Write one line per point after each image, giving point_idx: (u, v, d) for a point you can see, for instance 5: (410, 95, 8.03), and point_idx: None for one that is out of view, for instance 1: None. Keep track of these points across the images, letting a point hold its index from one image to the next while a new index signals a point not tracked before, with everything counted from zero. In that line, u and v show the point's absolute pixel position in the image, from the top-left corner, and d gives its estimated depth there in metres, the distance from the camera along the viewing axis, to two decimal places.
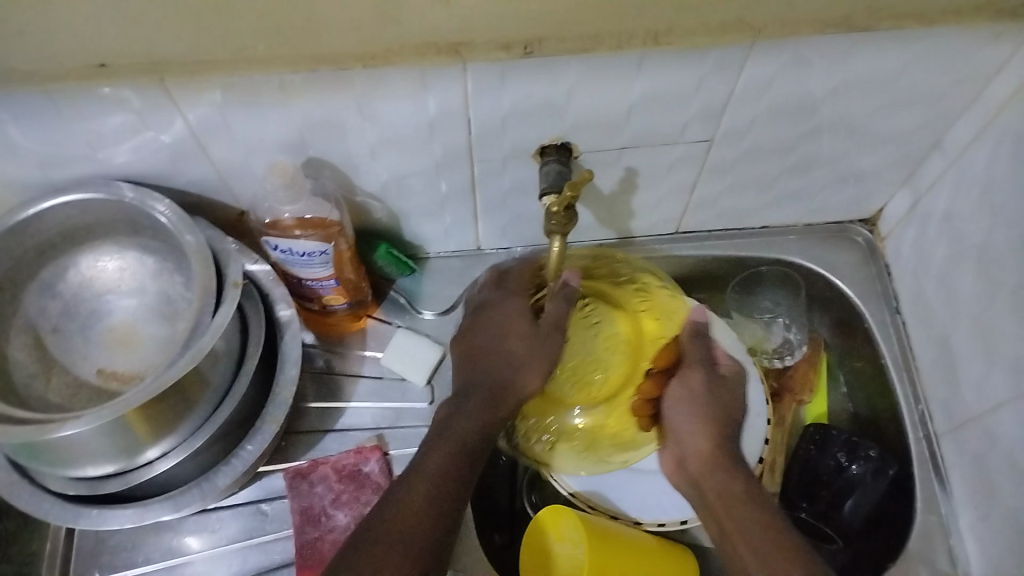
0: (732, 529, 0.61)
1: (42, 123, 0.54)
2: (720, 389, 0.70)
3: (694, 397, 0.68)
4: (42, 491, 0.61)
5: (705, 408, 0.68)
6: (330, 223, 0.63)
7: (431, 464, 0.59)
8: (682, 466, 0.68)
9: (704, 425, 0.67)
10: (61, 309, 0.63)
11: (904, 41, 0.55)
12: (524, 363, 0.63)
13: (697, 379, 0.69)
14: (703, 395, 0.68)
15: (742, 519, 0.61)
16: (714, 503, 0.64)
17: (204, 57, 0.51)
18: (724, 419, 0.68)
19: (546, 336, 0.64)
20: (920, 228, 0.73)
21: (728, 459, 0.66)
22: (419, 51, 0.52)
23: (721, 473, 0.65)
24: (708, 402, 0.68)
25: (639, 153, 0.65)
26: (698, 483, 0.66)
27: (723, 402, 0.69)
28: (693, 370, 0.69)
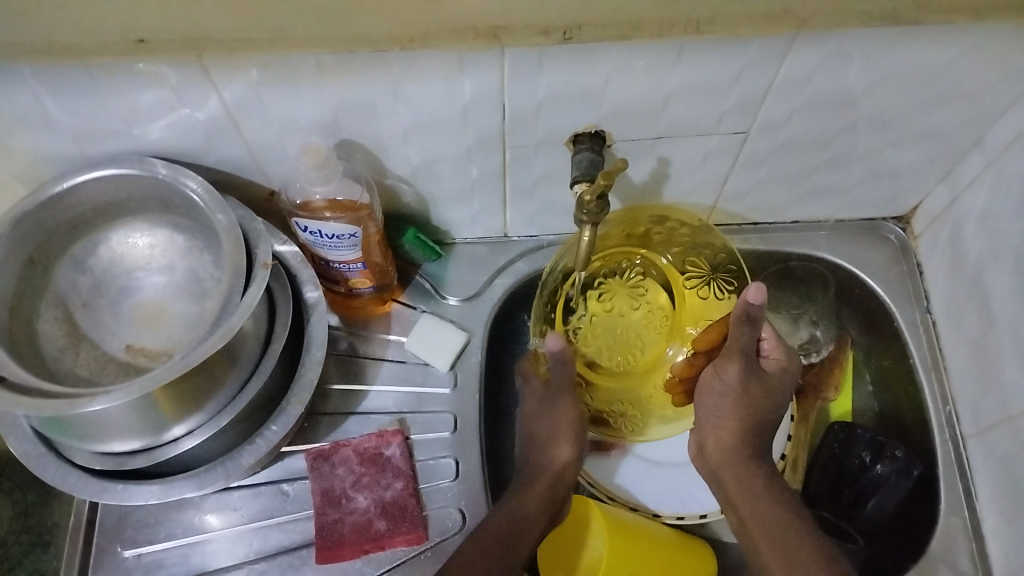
0: (755, 530, 0.64)
1: (79, 98, 0.54)
2: (755, 373, 0.66)
3: (723, 388, 0.67)
4: (68, 464, 0.62)
5: (733, 399, 0.67)
6: (359, 206, 0.63)
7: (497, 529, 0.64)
8: (704, 452, 0.70)
9: (727, 417, 0.67)
10: (91, 284, 0.63)
11: (952, 35, 0.54)
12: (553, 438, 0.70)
13: (732, 368, 0.65)
14: (735, 385, 0.66)
15: (763, 516, 0.64)
16: (734, 495, 0.67)
17: (242, 35, 0.51)
18: (751, 409, 0.67)
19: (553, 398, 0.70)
20: (956, 226, 0.71)
21: (750, 454, 0.68)
22: (456, 34, 0.52)
23: (744, 471, 0.67)
24: (738, 394, 0.67)
25: (673, 143, 0.64)
26: (717, 474, 0.68)
27: (757, 392, 0.67)
28: (730, 359, 0.65)
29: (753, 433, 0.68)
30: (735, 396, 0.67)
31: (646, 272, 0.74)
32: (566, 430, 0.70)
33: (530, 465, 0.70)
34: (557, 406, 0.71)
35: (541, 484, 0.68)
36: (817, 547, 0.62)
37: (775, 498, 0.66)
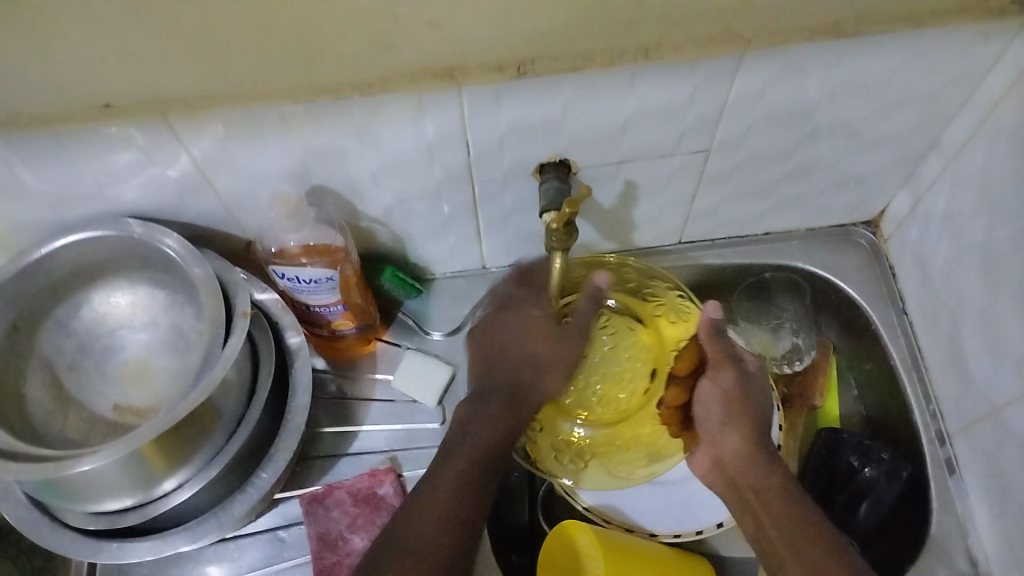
0: (765, 524, 0.64)
1: (51, 164, 0.55)
2: (749, 379, 0.71)
3: (729, 394, 0.71)
4: (62, 527, 0.62)
5: (735, 404, 0.70)
6: (335, 249, 0.64)
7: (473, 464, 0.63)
8: (717, 466, 0.70)
9: (734, 422, 0.70)
10: (75, 345, 0.64)
11: (894, 43, 0.56)
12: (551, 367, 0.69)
13: (721, 377, 0.71)
14: (734, 391, 0.71)
15: (781, 516, 0.64)
16: (751, 501, 0.66)
17: (204, 93, 0.52)
18: (755, 417, 0.70)
19: (571, 337, 0.69)
20: (923, 227, 0.73)
21: (765, 457, 0.68)
22: (414, 77, 0.53)
23: (758, 469, 0.67)
24: (740, 402, 0.70)
25: (637, 166, 0.65)
26: (733, 481, 0.68)
27: (753, 399, 0.71)
28: (721, 368, 0.71)
29: (763, 440, 0.70)
30: (738, 402, 0.70)
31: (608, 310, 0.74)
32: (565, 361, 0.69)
33: (517, 360, 0.68)
34: (546, 333, 0.69)
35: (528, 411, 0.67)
36: (825, 537, 0.61)
37: (790, 494, 0.65)
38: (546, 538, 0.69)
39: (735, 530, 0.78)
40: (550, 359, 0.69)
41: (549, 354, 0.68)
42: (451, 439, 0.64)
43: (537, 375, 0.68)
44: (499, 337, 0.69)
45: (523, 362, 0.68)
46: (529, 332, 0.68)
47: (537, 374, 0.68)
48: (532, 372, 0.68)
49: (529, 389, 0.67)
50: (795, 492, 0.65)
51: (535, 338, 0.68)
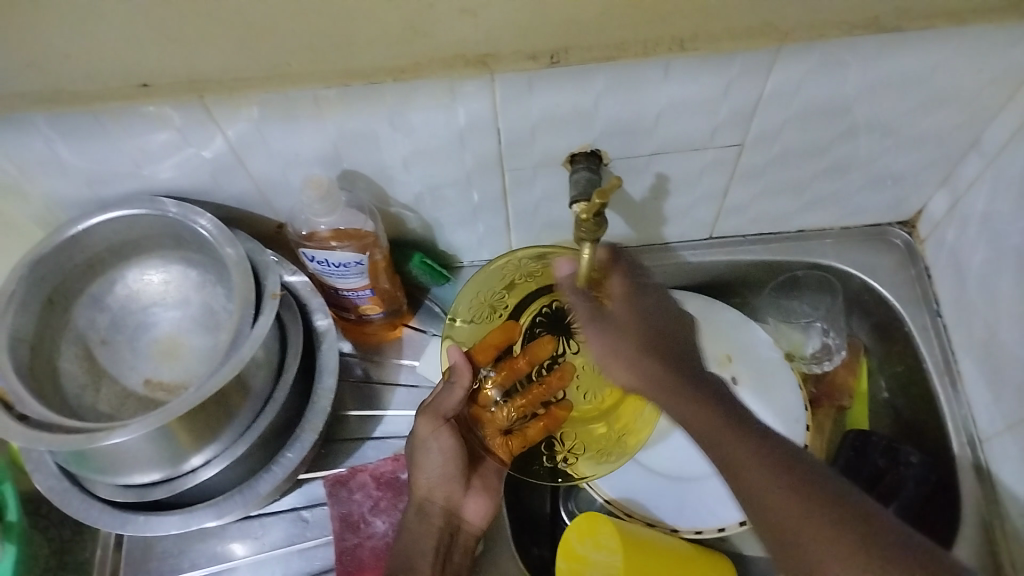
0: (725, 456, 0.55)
1: (89, 142, 0.56)
2: (626, 306, 0.63)
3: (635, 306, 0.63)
4: (91, 498, 0.63)
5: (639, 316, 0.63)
6: (364, 234, 0.64)
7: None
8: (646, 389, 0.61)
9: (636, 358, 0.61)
10: (109, 321, 0.65)
11: (936, 39, 0.54)
12: (437, 475, 0.66)
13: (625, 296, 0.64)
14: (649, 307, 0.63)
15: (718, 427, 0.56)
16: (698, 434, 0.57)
17: (241, 76, 0.53)
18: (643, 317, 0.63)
19: (438, 437, 0.65)
20: (960, 228, 0.71)
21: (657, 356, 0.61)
22: (448, 64, 0.53)
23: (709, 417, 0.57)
24: (630, 317, 0.63)
25: (670, 158, 0.64)
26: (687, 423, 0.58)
27: (643, 304, 0.64)
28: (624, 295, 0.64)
29: (649, 331, 0.62)
30: (622, 309, 0.63)
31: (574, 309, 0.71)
32: (450, 461, 0.66)
33: (417, 504, 0.66)
34: (439, 437, 0.65)
35: (434, 521, 0.66)
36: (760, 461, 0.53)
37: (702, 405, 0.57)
38: (566, 530, 0.68)
39: None
40: (444, 497, 0.66)
41: (437, 495, 0.66)
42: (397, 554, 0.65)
43: (438, 519, 0.66)
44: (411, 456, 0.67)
45: (419, 510, 0.66)
46: (418, 470, 0.66)
47: (430, 525, 0.66)
48: (428, 517, 0.66)
49: (437, 527, 0.66)
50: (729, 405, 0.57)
51: (420, 478, 0.66)
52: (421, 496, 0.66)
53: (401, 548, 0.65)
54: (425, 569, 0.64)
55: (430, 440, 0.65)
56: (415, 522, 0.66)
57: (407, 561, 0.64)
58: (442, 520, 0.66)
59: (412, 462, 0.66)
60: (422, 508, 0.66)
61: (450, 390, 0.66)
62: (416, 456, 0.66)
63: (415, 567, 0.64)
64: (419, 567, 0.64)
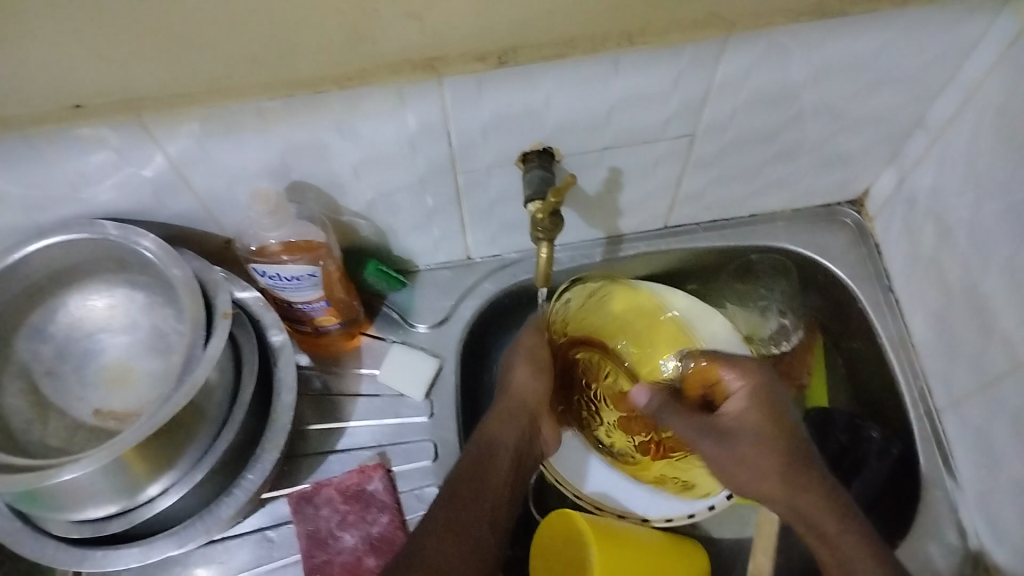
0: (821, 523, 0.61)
1: (20, 167, 0.53)
2: (739, 421, 0.67)
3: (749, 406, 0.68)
4: (45, 536, 0.61)
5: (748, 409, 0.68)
6: (317, 245, 0.63)
7: (497, 475, 0.63)
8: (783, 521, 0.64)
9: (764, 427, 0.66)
10: (52, 351, 0.62)
11: (879, 22, 0.55)
12: (534, 379, 0.70)
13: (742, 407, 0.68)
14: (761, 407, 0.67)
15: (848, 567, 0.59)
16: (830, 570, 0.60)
17: (180, 91, 0.51)
18: (767, 456, 0.64)
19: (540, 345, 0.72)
20: (907, 206, 0.73)
21: (795, 491, 0.62)
22: (395, 68, 0.52)
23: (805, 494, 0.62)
24: (746, 463, 0.64)
25: (623, 152, 0.64)
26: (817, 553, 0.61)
27: (753, 442, 0.65)
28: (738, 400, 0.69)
29: (792, 471, 0.63)
30: (739, 457, 0.65)
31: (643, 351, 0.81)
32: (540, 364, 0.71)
33: (510, 399, 0.68)
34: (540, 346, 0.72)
35: (514, 426, 0.67)
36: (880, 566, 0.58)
37: (849, 539, 0.60)
38: (541, 527, 0.69)
39: (726, 514, 0.78)
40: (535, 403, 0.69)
41: (528, 394, 0.69)
42: (471, 450, 0.64)
43: (526, 417, 0.68)
44: (513, 361, 0.71)
45: (509, 410, 0.68)
46: (521, 373, 0.70)
47: (518, 419, 0.67)
48: (518, 413, 0.68)
49: (523, 423, 0.68)
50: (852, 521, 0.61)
51: (518, 376, 0.70)
52: (516, 394, 0.69)
53: (479, 441, 0.65)
54: (505, 462, 0.64)
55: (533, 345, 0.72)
56: (503, 416, 0.67)
57: (489, 451, 0.64)
58: (529, 421, 0.68)
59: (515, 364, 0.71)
60: (513, 405, 0.68)
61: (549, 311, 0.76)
62: (520, 361, 0.71)
63: (497, 458, 0.64)
64: (498, 457, 0.65)
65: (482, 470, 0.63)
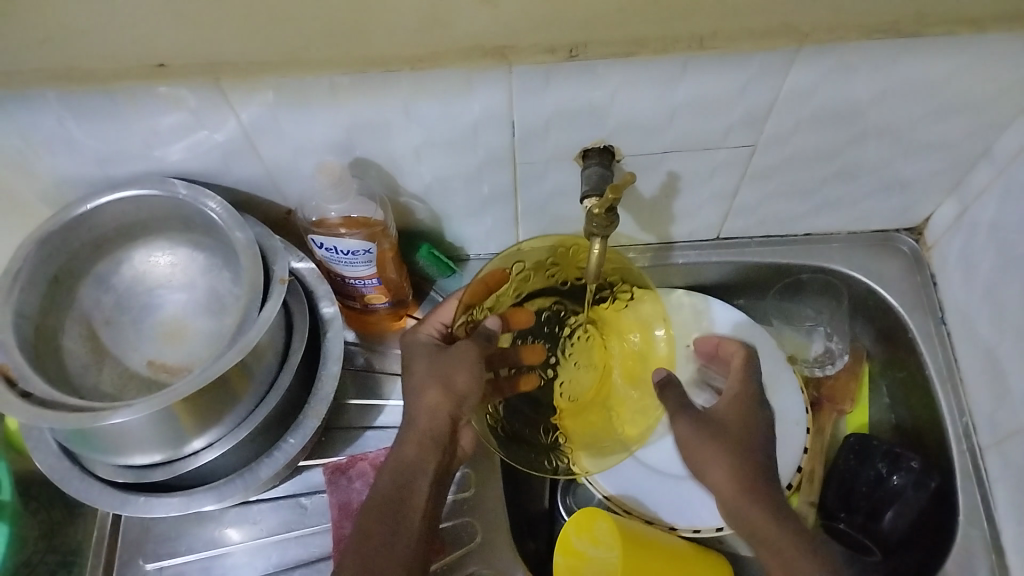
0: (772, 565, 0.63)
1: (101, 120, 0.56)
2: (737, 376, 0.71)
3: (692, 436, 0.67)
4: (91, 478, 0.63)
5: (698, 446, 0.66)
6: (374, 222, 0.64)
7: (415, 504, 0.63)
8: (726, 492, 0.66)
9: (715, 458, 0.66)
10: (114, 301, 0.65)
11: (954, 45, 0.54)
12: (457, 397, 0.65)
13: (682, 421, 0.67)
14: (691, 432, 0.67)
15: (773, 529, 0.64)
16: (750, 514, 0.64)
17: (259, 59, 0.53)
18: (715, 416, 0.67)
19: (466, 361, 0.66)
20: (968, 237, 0.71)
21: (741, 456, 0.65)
22: (466, 54, 0.53)
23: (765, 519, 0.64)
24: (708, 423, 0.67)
25: (681, 157, 0.64)
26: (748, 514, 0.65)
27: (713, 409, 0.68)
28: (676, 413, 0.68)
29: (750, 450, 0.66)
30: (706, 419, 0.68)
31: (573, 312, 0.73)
32: (464, 387, 0.66)
33: (420, 419, 0.65)
34: (466, 364, 0.66)
35: (430, 450, 0.64)
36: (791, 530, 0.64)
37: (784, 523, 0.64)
38: (565, 523, 0.68)
39: None
40: (446, 420, 0.65)
41: (443, 415, 0.65)
42: (388, 476, 0.63)
43: (440, 439, 0.65)
44: (426, 372, 0.66)
45: (421, 433, 0.64)
46: (429, 387, 0.65)
47: (435, 443, 0.65)
48: (434, 439, 0.65)
49: (440, 445, 0.65)
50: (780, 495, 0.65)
51: (429, 397, 0.65)
52: (431, 417, 0.65)
53: (395, 468, 0.63)
54: (423, 490, 0.63)
55: (462, 365, 0.65)
56: (420, 440, 0.64)
57: (405, 477, 0.63)
58: (441, 442, 0.65)
59: (431, 377, 0.65)
60: (429, 428, 0.65)
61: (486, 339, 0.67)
62: (428, 384, 0.65)
63: (415, 487, 0.63)
64: (417, 489, 0.63)
65: (402, 497, 0.62)
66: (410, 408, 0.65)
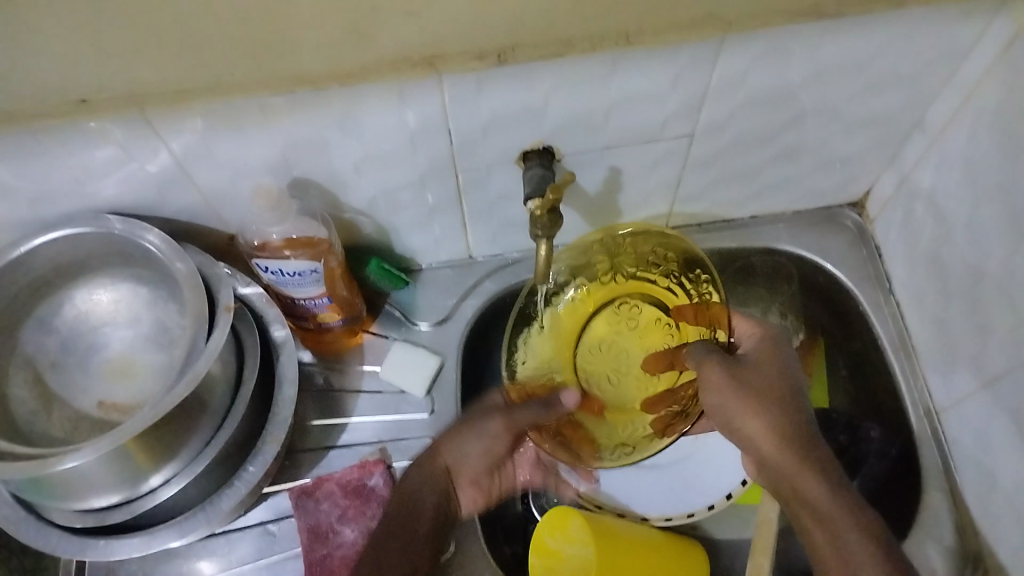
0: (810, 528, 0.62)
1: (26, 160, 0.54)
2: (759, 347, 0.66)
3: (728, 391, 0.64)
4: (48, 525, 0.62)
5: (737, 404, 0.63)
6: (318, 241, 0.64)
7: (416, 538, 0.65)
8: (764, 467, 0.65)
9: (762, 414, 0.63)
10: (59, 344, 0.63)
11: (876, 23, 0.55)
12: (474, 454, 0.68)
13: (715, 375, 0.64)
14: (727, 389, 0.64)
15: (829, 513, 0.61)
16: (795, 497, 0.63)
17: (181, 86, 0.52)
18: (766, 392, 0.63)
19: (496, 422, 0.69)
20: (907, 207, 0.73)
21: (796, 439, 0.63)
22: (394, 67, 0.53)
23: (807, 480, 0.62)
24: (756, 398, 0.63)
25: (622, 152, 0.65)
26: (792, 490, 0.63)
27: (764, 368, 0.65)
28: (707, 367, 0.64)
29: (797, 431, 0.63)
30: (749, 392, 0.63)
31: (633, 300, 0.76)
32: (483, 443, 0.68)
33: (429, 466, 0.68)
34: (494, 426, 0.69)
35: (432, 493, 0.67)
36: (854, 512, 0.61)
37: (843, 508, 0.61)
38: (539, 524, 0.68)
39: (725, 514, 0.78)
40: (455, 467, 0.68)
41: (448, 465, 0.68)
42: (394, 504, 0.66)
43: (441, 483, 0.67)
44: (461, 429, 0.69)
45: (430, 471, 0.67)
46: (449, 442, 0.68)
47: (439, 486, 0.67)
48: (439, 481, 0.67)
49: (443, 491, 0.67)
50: (841, 486, 0.62)
51: (449, 449, 0.68)
52: (438, 467, 0.68)
53: (401, 497, 0.66)
54: (425, 524, 0.65)
55: (493, 430, 0.68)
56: (425, 477, 0.67)
57: (409, 506, 0.66)
58: (444, 484, 0.67)
59: (453, 434, 0.69)
60: (437, 472, 0.68)
61: (540, 411, 0.70)
62: (463, 431, 0.68)
63: (418, 519, 0.65)
64: (421, 520, 0.65)
65: (402, 522, 0.65)
66: (433, 448, 0.69)
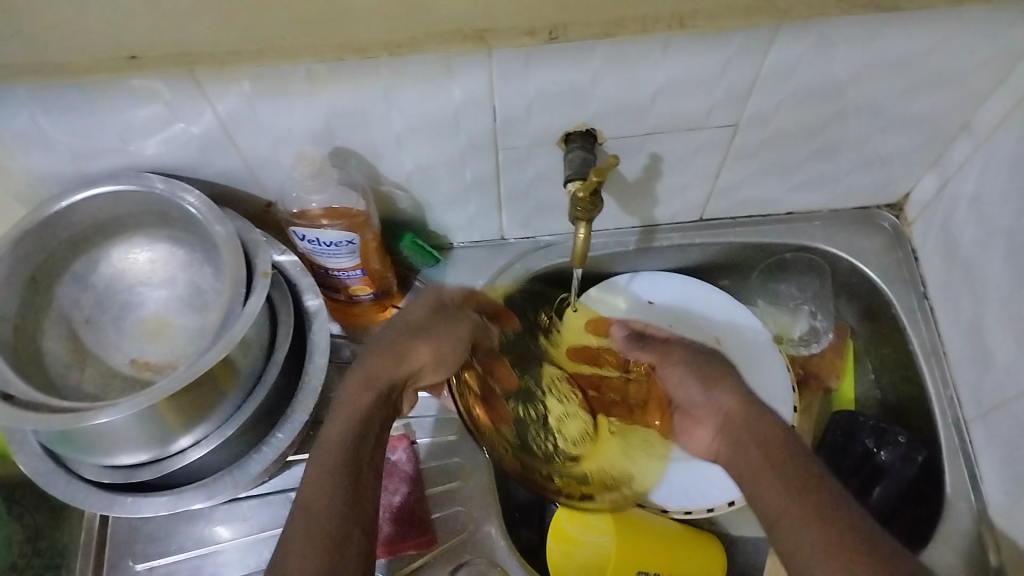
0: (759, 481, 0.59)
1: (73, 113, 0.55)
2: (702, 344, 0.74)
3: (681, 359, 0.72)
4: (76, 480, 0.62)
5: (692, 374, 0.70)
6: (356, 213, 0.63)
7: (365, 451, 0.58)
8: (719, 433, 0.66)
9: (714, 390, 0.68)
10: (93, 301, 0.64)
11: (931, 19, 0.54)
12: (438, 361, 0.65)
13: (676, 351, 0.73)
14: (680, 362, 0.72)
15: (782, 468, 0.58)
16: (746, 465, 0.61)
17: (231, 49, 0.52)
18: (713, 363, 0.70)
19: (450, 321, 0.67)
20: (948, 210, 0.72)
21: (744, 409, 0.65)
22: (444, 38, 0.52)
23: (757, 432, 0.62)
24: (704, 363, 0.70)
25: (663, 139, 0.64)
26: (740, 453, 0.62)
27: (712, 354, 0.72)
28: (670, 347, 0.74)
29: (747, 398, 0.66)
30: (699, 361, 0.71)
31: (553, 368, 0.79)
32: (445, 344, 0.66)
33: (388, 365, 0.62)
34: (459, 331, 0.67)
35: (378, 400, 0.61)
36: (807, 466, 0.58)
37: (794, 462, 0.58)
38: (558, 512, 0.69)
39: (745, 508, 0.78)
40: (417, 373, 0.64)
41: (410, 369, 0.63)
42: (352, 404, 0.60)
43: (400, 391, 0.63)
44: (403, 324, 0.65)
45: (383, 371, 0.62)
46: (424, 342, 0.64)
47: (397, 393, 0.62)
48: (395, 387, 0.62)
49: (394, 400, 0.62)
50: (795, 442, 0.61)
51: (412, 349, 0.63)
52: (410, 368, 0.63)
53: (354, 404, 0.59)
54: (374, 439, 0.59)
55: (452, 330, 0.67)
56: (381, 382, 0.61)
57: (363, 416, 0.59)
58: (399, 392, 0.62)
59: (423, 333, 0.65)
60: (389, 376, 0.62)
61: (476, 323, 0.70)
62: (420, 335, 0.65)
63: (368, 433, 0.59)
64: (369, 436, 0.59)
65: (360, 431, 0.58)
66: (373, 350, 0.63)
